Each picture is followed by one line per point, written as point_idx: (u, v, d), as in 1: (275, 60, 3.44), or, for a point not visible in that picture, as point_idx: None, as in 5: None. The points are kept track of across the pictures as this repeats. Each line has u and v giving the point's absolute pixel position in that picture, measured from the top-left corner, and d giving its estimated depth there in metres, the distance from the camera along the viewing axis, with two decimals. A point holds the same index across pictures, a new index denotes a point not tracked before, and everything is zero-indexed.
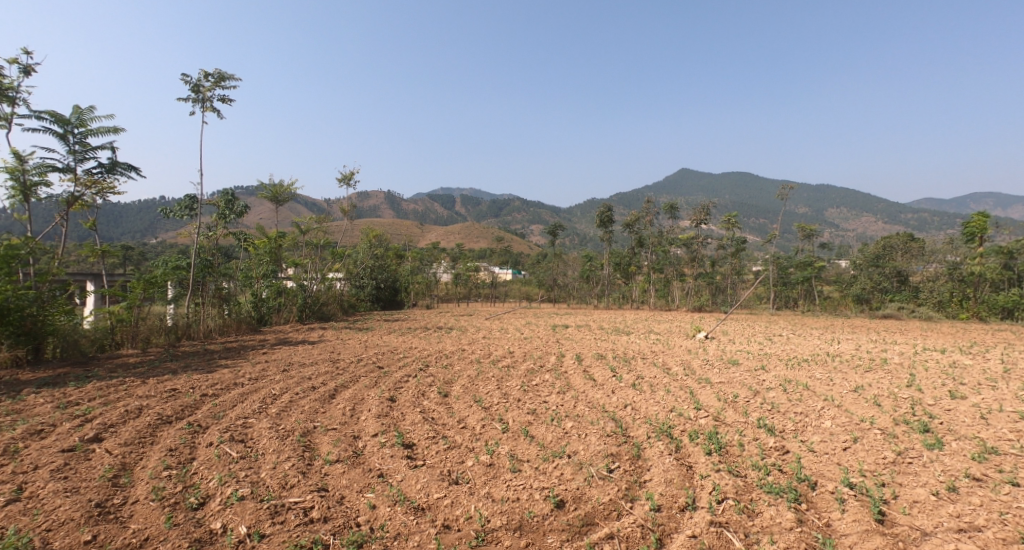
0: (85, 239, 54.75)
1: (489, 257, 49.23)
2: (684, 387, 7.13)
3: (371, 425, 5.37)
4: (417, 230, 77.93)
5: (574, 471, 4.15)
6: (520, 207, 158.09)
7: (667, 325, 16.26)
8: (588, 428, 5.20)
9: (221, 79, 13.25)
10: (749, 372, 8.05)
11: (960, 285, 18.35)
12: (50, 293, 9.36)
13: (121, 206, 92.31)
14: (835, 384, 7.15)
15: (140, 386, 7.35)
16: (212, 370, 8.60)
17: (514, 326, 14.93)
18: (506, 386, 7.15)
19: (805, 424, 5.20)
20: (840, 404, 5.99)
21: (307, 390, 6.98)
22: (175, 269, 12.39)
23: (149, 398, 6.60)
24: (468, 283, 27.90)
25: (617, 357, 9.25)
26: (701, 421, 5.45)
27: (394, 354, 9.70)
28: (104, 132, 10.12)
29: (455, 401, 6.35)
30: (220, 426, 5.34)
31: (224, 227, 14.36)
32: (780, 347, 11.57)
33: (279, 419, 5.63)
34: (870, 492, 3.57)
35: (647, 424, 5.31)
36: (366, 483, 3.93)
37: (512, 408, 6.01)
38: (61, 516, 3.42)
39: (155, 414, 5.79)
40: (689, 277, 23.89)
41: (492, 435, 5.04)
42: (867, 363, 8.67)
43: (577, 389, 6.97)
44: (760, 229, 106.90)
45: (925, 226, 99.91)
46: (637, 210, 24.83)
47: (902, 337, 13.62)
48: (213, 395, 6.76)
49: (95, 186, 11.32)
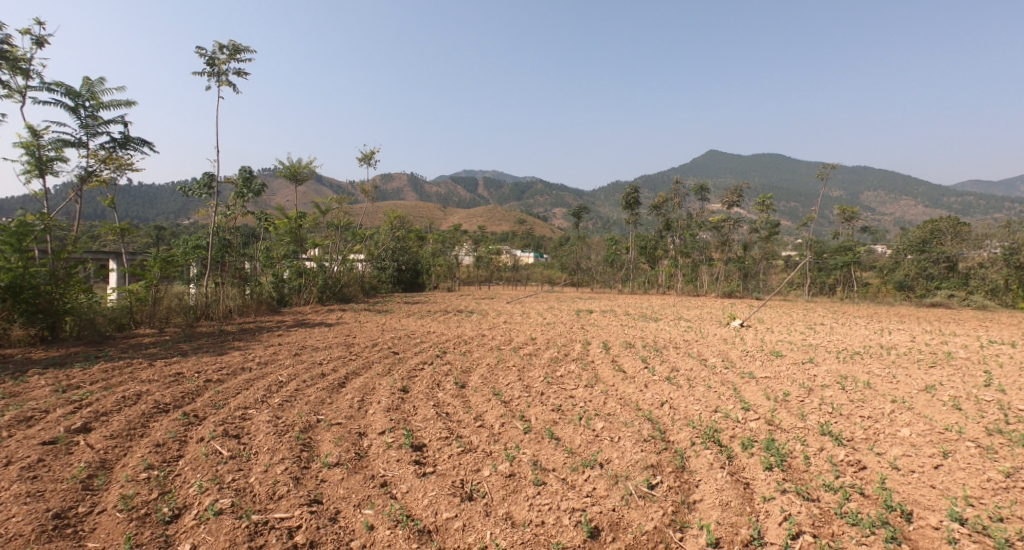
0: (101, 217, 55.50)
1: (510, 239, 48.33)
2: (726, 382, 6.42)
3: (379, 420, 4.83)
4: (440, 213, 77.56)
5: (610, 484, 3.56)
6: (543, 190, 156.85)
7: (697, 311, 15.45)
8: (622, 431, 4.56)
9: (237, 52, 12.80)
10: (797, 366, 7.30)
11: (1015, 272, 17.08)
12: (65, 269, 9.05)
13: (149, 188, 94.19)
14: (900, 382, 6.38)
15: (146, 368, 6.92)
16: (221, 353, 8.18)
17: (537, 310, 14.32)
18: (528, 378, 6.53)
19: (878, 432, 4.49)
20: (913, 408, 5.26)
21: (316, 377, 6.52)
22: (196, 250, 12.25)
23: (151, 382, 6.13)
24: (490, 267, 27.32)
25: (647, 346, 8.55)
26: (752, 425, 4.76)
27: (411, 339, 9.17)
28: (116, 106, 9.66)
29: (472, 394, 5.77)
30: (218, 416, 4.83)
31: (243, 205, 14.01)
32: (824, 337, 10.75)
33: (281, 410, 5.11)
34: (989, 532, 2.86)
35: (689, 428, 4.65)
36: (365, 496, 3.36)
37: (535, 403, 5.41)
38: (10, 531, 2.94)
39: (154, 399, 5.32)
40: (718, 262, 22.73)
41: (512, 436, 4.45)
42: (930, 358, 7.83)
43: (606, 383, 6.34)
44: (791, 213, 103.39)
45: (969, 209, 95.54)
46: (666, 192, 23.84)
47: (957, 328, 12.59)
48: (217, 381, 6.28)
49: (113, 163, 11.00)
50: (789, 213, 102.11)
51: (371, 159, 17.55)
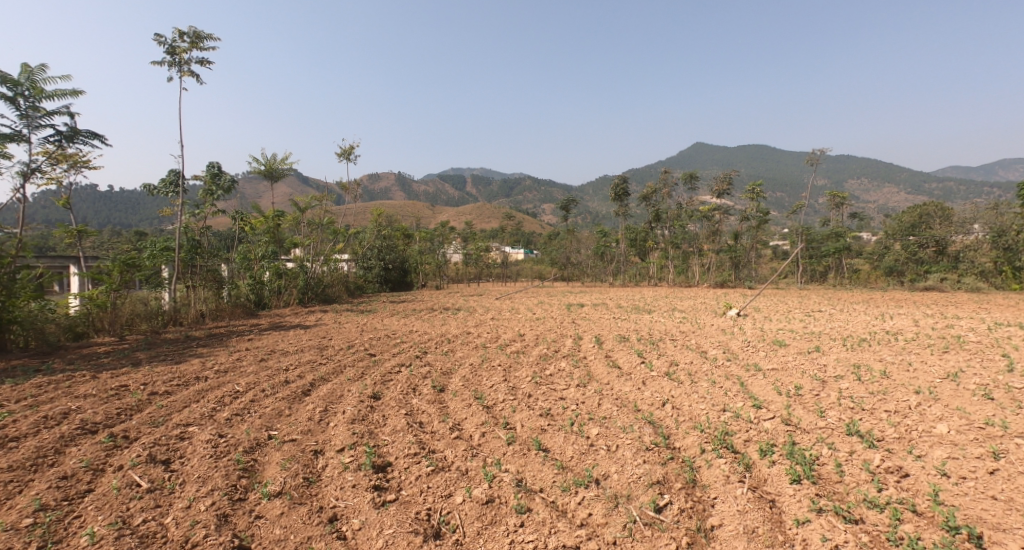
0: (59, 220, 53.00)
1: (500, 236, 47.54)
2: (731, 376, 5.83)
3: (340, 434, 4.17)
4: (428, 210, 76.85)
5: (608, 509, 3.01)
6: (531, 186, 156.09)
7: (692, 302, 14.90)
8: (621, 437, 3.95)
9: (198, 39, 12.02)
10: (804, 356, 6.75)
11: (1004, 254, 16.59)
12: (7, 276, 8.20)
13: (127, 193, 92.03)
14: (919, 370, 5.84)
15: (87, 382, 6.16)
16: (178, 361, 7.41)
17: (526, 306, 13.72)
18: (514, 378, 5.90)
19: (911, 429, 3.93)
20: (940, 399, 4.72)
21: (277, 385, 5.81)
22: (163, 250, 11.39)
23: (86, 398, 5.36)
24: (479, 264, 26.59)
25: (642, 339, 7.95)
26: (767, 425, 4.18)
27: (390, 340, 8.48)
28: (60, 95, 8.84)
29: (451, 399, 5.12)
30: (150, 436, 4.11)
31: (212, 204, 13.20)
32: (826, 325, 10.24)
33: (228, 427, 4.41)
34: None
35: (697, 430, 4.06)
36: (305, 539, 2.80)
37: (520, 407, 4.77)
38: None
39: (81, 418, 4.59)
40: (709, 253, 22.31)
41: (493, 448, 3.84)
42: (942, 343, 7.31)
43: (599, 381, 5.73)
44: (778, 202, 103.76)
45: (951, 196, 96.47)
46: (655, 182, 23.21)
47: (958, 312, 12.11)
48: (164, 393, 5.54)
49: (66, 160, 10.22)
50: (777, 203, 102.49)
51: (350, 155, 16.79)
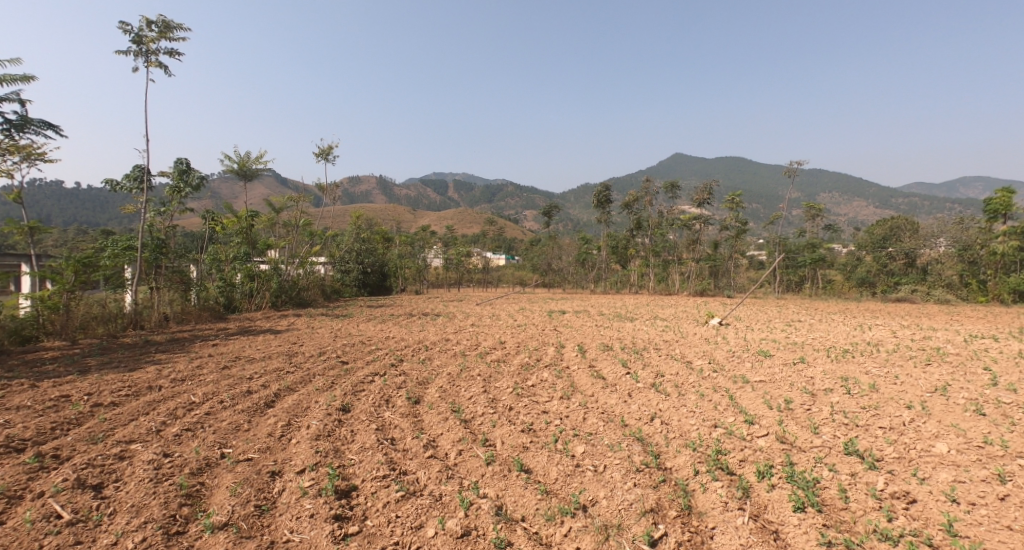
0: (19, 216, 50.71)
1: (481, 242, 47.11)
2: (719, 388, 5.61)
3: (302, 452, 3.80)
4: (409, 215, 76.07)
5: (599, 543, 2.76)
6: (512, 192, 156.14)
7: (673, 310, 14.76)
8: (610, 456, 3.67)
9: (167, 28, 11.48)
10: (790, 367, 6.58)
11: (969, 267, 16.93)
12: None
13: (95, 191, 88.88)
14: (907, 383, 5.70)
15: (25, 392, 5.62)
16: (133, 368, 6.89)
17: (506, 312, 13.41)
18: (494, 389, 5.58)
19: (910, 447, 3.75)
20: (934, 415, 4.56)
21: (238, 396, 5.37)
22: (126, 250, 10.76)
23: (20, 410, 4.87)
24: (459, 269, 26.15)
25: (626, 348, 7.70)
26: (762, 443, 3.94)
27: (364, 346, 8.07)
28: (11, 81, 8.27)
29: (426, 412, 4.78)
30: (83, 456, 3.68)
31: (180, 201, 12.57)
32: (807, 335, 10.16)
33: (176, 444, 4.00)
34: None
35: (689, 448, 3.80)
36: None
37: (501, 422, 4.45)
38: None
39: (9, 434, 4.12)
40: (689, 262, 22.34)
41: (471, 468, 3.52)
42: (924, 355, 7.22)
43: (583, 393, 5.45)
44: (754, 213, 105.66)
45: (917, 210, 99.46)
46: (636, 190, 23.15)
47: (932, 323, 12.21)
48: (110, 404, 5.07)
49: (20, 151, 9.62)
50: (753, 214, 104.34)
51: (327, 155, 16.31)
